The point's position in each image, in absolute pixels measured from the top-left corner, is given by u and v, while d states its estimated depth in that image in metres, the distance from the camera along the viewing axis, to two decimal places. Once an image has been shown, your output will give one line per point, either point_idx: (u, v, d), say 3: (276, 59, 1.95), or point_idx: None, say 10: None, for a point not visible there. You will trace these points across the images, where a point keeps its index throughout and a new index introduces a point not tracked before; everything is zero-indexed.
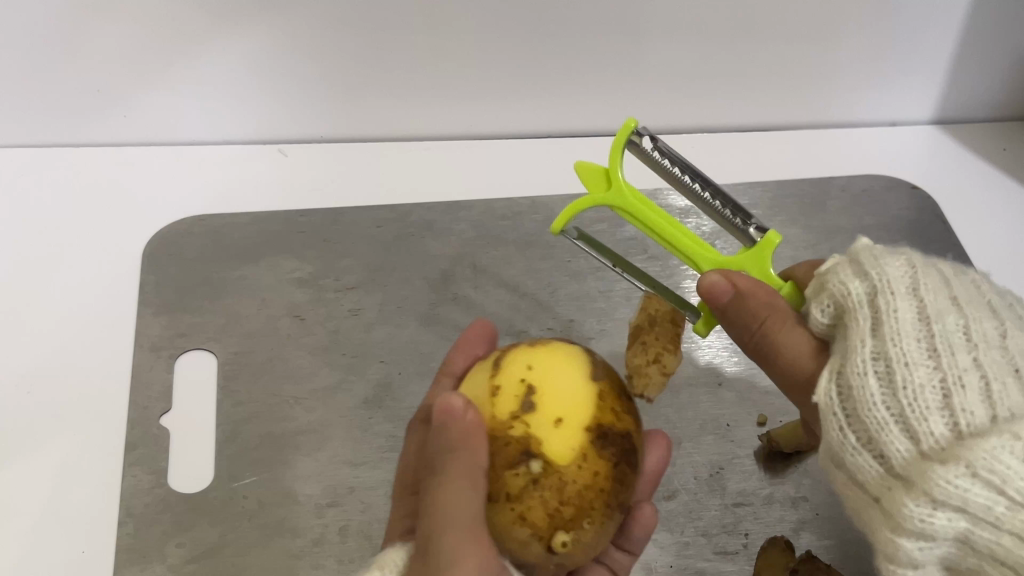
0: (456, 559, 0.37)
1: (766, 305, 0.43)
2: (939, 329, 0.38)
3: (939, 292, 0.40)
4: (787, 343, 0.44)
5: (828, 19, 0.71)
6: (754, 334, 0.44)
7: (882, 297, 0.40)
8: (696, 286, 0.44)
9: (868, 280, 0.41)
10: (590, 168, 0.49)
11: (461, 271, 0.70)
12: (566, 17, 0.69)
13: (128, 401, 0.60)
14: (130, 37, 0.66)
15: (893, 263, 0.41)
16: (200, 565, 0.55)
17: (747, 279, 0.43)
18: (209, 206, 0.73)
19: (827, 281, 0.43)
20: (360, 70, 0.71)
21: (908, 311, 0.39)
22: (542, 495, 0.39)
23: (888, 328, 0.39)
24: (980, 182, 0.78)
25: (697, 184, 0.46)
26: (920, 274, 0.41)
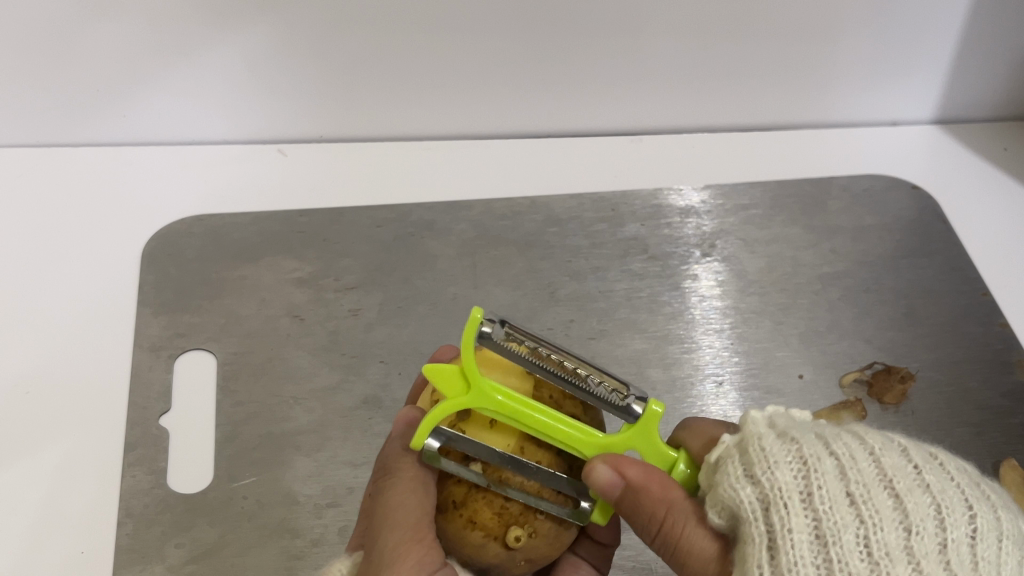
0: (400, 551, 0.41)
1: (663, 501, 0.38)
2: (836, 550, 0.33)
3: (835, 494, 0.34)
4: (692, 544, 0.38)
5: (827, 19, 0.71)
6: (658, 533, 0.39)
7: (775, 512, 0.34)
8: (585, 480, 0.39)
9: (758, 485, 0.36)
10: (441, 370, 0.40)
11: (461, 270, 0.70)
12: (565, 16, 0.69)
13: (127, 401, 0.60)
14: (129, 37, 0.66)
15: (784, 460, 0.36)
16: (199, 565, 0.55)
17: (638, 470, 0.38)
18: (209, 205, 0.73)
19: (717, 480, 0.37)
20: (359, 70, 0.71)
21: (803, 530, 0.34)
22: (484, 497, 0.40)
23: (784, 557, 0.33)
24: (981, 182, 0.78)
25: (569, 364, 0.39)
26: (813, 472, 0.35)
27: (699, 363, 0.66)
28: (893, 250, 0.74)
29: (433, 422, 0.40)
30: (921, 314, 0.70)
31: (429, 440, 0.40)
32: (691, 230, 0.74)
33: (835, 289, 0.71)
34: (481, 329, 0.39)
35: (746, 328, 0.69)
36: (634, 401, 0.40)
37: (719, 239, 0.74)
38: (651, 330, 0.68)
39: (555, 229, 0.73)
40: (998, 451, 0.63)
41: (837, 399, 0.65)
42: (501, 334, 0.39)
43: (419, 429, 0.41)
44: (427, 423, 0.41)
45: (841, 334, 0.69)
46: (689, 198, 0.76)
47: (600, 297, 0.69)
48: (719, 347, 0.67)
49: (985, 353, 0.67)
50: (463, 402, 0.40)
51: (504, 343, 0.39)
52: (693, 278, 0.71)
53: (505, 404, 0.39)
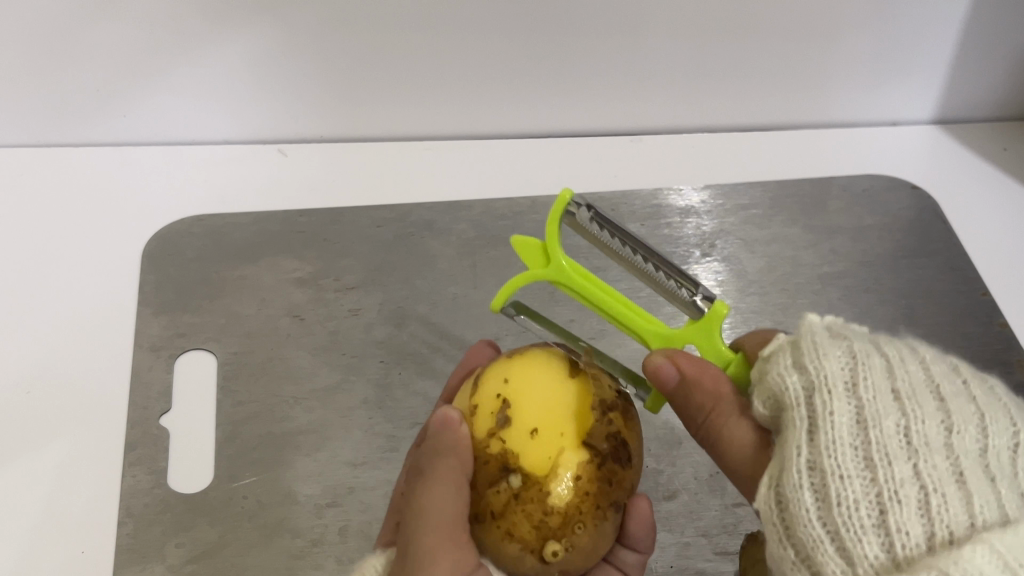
0: (435, 554, 0.39)
1: (712, 394, 0.41)
2: (876, 433, 0.34)
3: (881, 385, 0.36)
4: (734, 437, 0.40)
5: (826, 18, 0.71)
6: (703, 424, 0.42)
7: (819, 397, 0.36)
8: (642, 369, 0.43)
9: (807, 374, 0.37)
10: (529, 244, 0.46)
11: (461, 270, 0.70)
12: (565, 16, 0.69)
13: (128, 400, 0.60)
14: (127, 37, 0.66)
15: (834, 355, 0.37)
16: (199, 565, 0.55)
17: (692, 362, 0.41)
18: (209, 205, 0.73)
19: (766, 371, 0.39)
20: (358, 70, 0.71)
21: (845, 414, 0.35)
22: (525, 511, 0.41)
23: (823, 435, 0.35)
24: (981, 182, 0.78)
25: (640, 256, 0.44)
26: (861, 365, 0.37)
27: None
28: (893, 250, 0.74)
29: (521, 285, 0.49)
30: (921, 314, 0.70)
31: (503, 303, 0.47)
32: (691, 230, 0.74)
33: (834, 288, 0.71)
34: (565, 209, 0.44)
35: (746, 329, 0.69)
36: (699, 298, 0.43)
37: (719, 239, 0.74)
38: None
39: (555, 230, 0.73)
40: None
41: None
42: (585, 217, 0.44)
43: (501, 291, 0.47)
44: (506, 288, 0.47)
45: None
46: (689, 198, 0.76)
47: None
48: None
49: (985, 354, 0.68)
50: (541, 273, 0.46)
51: (586, 225, 0.45)
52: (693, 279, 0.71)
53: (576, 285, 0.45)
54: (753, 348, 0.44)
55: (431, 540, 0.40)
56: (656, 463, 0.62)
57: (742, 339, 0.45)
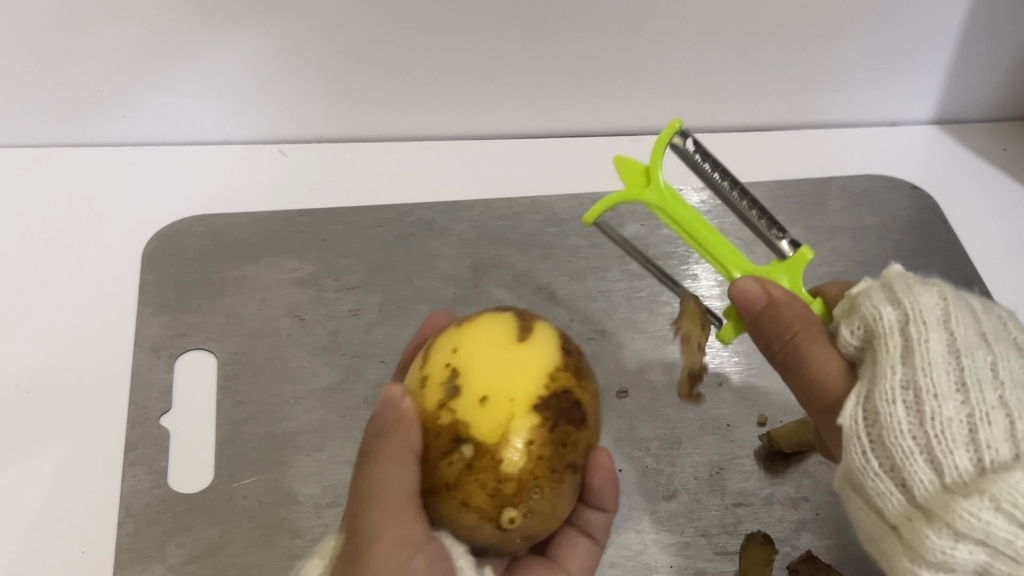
0: (381, 534, 0.40)
1: (801, 318, 0.43)
2: (969, 362, 0.38)
3: (969, 324, 0.39)
4: (818, 359, 0.42)
5: (827, 19, 0.71)
6: (783, 346, 0.43)
7: (915, 325, 0.39)
8: (730, 292, 0.44)
9: (900, 307, 0.40)
10: (629, 164, 0.51)
11: (461, 270, 0.70)
12: (565, 17, 0.69)
13: (128, 400, 0.60)
14: (129, 38, 0.66)
15: (926, 292, 0.41)
16: (199, 565, 0.55)
17: (781, 289, 0.43)
18: (209, 205, 0.73)
19: (859, 304, 0.42)
20: (360, 71, 0.71)
21: (940, 342, 0.38)
22: (477, 480, 0.42)
23: (920, 357, 0.38)
24: (981, 182, 0.78)
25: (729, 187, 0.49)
26: (952, 304, 0.40)
27: (699, 363, 0.67)
28: (892, 250, 0.74)
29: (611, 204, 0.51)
30: None
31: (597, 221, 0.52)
32: None
33: None
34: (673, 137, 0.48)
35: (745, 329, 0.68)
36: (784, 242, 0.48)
37: None
38: (651, 330, 0.68)
39: (555, 230, 0.73)
40: None
41: None
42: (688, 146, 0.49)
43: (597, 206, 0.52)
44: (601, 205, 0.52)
45: None
46: (689, 198, 0.76)
47: (600, 297, 0.70)
48: (719, 347, 0.68)
49: None
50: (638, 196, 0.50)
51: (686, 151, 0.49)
52: (692, 278, 0.71)
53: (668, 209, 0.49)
54: (835, 296, 0.48)
55: (379, 519, 0.41)
56: (656, 463, 0.62)
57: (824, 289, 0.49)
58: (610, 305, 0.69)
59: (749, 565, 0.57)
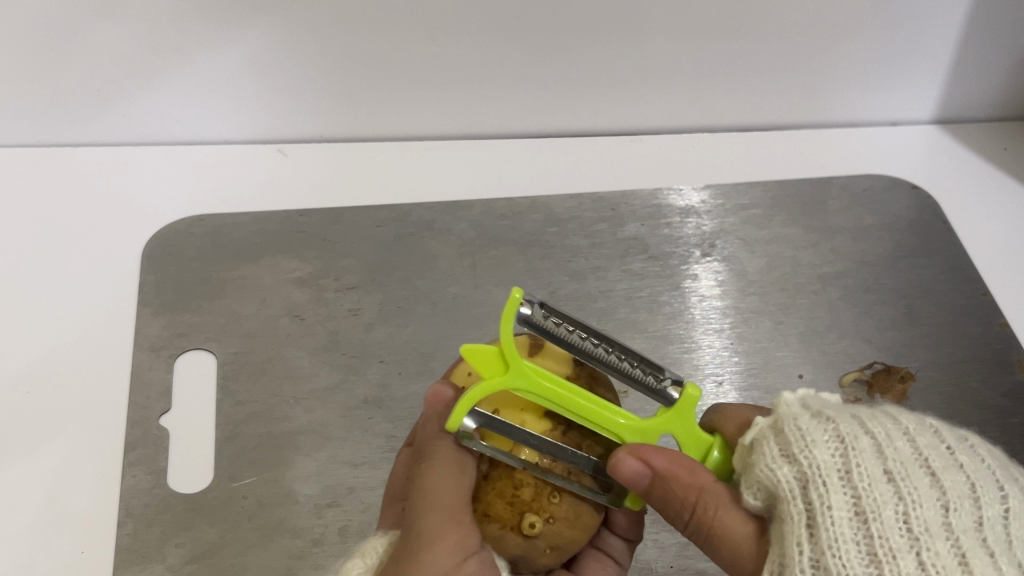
0: (439, 538, 0.39)
1: (692, 487, 0.39)
2: (877, 526, 0.34)
3: (873, 471, 0.35)
4: (726, 529, 0.39)
5: (827, 19, 0.71)
6: (689, 518, 0.40)
7: (814, 490, 0.35)
8: (612, 473, 0.40)
9: (796, 464, 0.37)
10: (482, 351, 0.41)
11: (461, 270, 0.70)
12: (565, 18, 0.69)
13: (128, 400, 0.60)
14: (129, 37, 0.66)
15: (821, 441, 0.37)
16: (199, 565, 0.55)
17: (663, 456, 0.39)
18: (209, 205, 0.73)
19: (753, 464, 0.38)
20: (360, 71, 0.71)
21: (842, 508, 0.35)
22: (494, 489, 0.42)
23: (824, 533, 0.34)
24: (981, 182, 0.78)
25: (601, 347, 0.39)
26: (851, 450, 0.36)
27: (699, 363, 0.66)
28: (893, 250, 0.74)
29: (470, 402, 0.41)
30: (921, 313, 0.70)
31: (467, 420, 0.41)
32: (691, 230, 0.74)
33: (834, 288, 0.71)
34: (520, 311, 0.39)
35: (745, 328, 0.69)
36: (670, 385, 0.41)
37: (719, 239, 0.74)
38: (651, 330, 0.68)
39: (555, 229, 0.73)
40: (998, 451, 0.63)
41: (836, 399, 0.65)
42: (540, 316, 0.39)
43: (456, 410, 0.41)
44: (462, 405, 0.41)
45: (842, 333, 0.69)
46: (689, 198, 0.76)
47: (600, 297, 0.69)
48: (719, 346, 0.67)
49: (985, 353, 0.67)
50: (502, 383, 0.40)
51: (544, 324, 0.39)
52: (692, 278, 0.71)
53: (542, 390, 0.40)
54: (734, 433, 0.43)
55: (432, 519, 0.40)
56: None
57: (722, 415, 0.44)
58: (610, 305, 0.69)
59: None
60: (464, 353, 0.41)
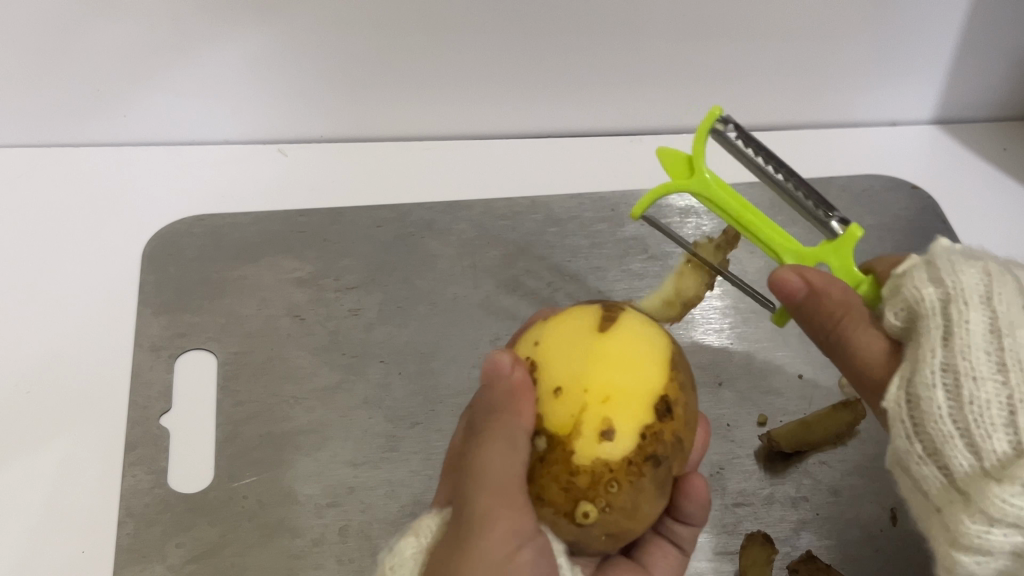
0: (492, 520, 0.39)
1: (843, 303, 0.43)
2: (1009, 341, 0.37)
3: (1015, 300, 0.38)
4: (860, 341, 0.43)
5: (827, 20, 0.71)
6: (829, 331, 0.44)
7: (955, 305, 0.39)
8: (770, 279, 0.43)
9: (942, 285, 0.40)
10: (674, 155, 0.49)
11: (461, 270, 0.70)
12: (564, 20, 0.69)
13: (128, 400, 0.60)
14: (129, 38, 0.66)
15: (969, 269, 0.40)
16: (199, 565, 0.55)
17: (819, 275, 0.42)
18: (209, 206, 0.73)
19: (901, 284, 0.42)
20: (361, 71, 0.71)
21: (980, 322, 0.38)
22: (550, 474, 0.41)
23: (960, 340, 0.38)
24: (981, 182, 0.78)
25: (776, 169, 0.46)
26: (996, 281, 0.39)
27: (699, 363, 0.66)
28: (892, 250, 0.74)
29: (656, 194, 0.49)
30: None
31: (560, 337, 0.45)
32: (690, 230, 0.74)
33: None
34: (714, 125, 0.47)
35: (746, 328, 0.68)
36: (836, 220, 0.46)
37: None
38: None
39: (555, 229, 0.73)
40: None
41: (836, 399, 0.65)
42: (730, 130, 0.47)
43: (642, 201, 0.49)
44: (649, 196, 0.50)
45: None
46: (689, 198, 0.76)
47: (600, 297, 0.70)
48: (719, 346, 0.67)
49: None
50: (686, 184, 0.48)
51: (728, 138, 0.47)
52: None
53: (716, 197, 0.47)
54: (885, 270, 0.46)
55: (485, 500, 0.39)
56: None
57: (873, 261, 0.47)
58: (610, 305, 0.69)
59: (749, 564, 0.56)
60: (658, 157, 0.50)
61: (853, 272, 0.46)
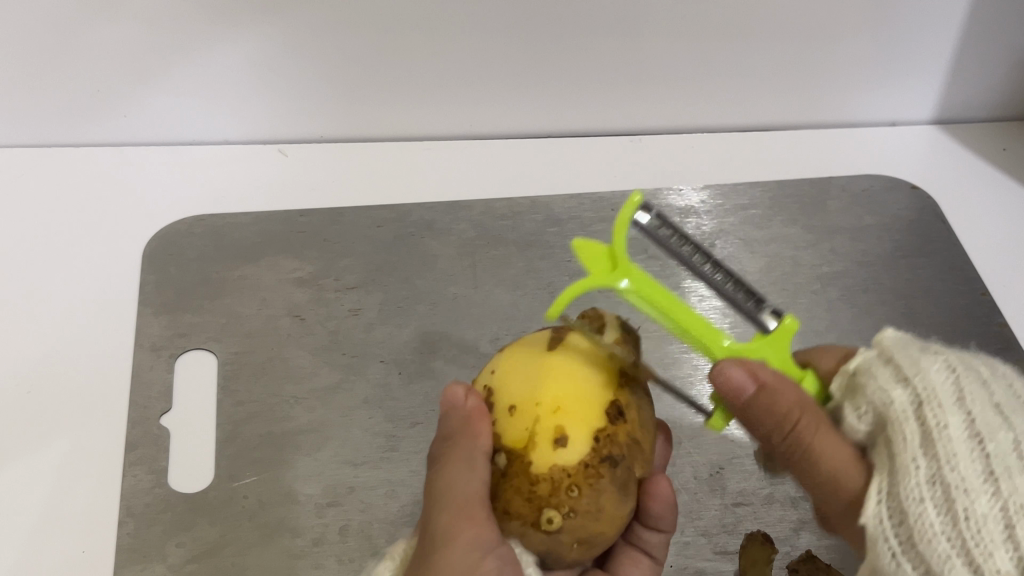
0: (452, 536, 0.40)
1: (797, 404, 0.39)
2: (992, 446, 0.36)
3: (983, 400, 0.37)
4: (826, 448, 0.40)
5: (826, 20, 0.71)
6: (786, 434, 0.40)
7: (930, 409, 0.37)
8: (715, 378, 0.40)
9: (910, 386, 0.38)
10: (592, 248, 0.42)
11: (461, 270, 0.70)
12: (564, 19, 0.69)
13: (128, 400, 0.60)
14: (129, 37, 0.66)
15: (934, 366, 0.38)
16: (199, 565, 0.55)
17: (770, 372, 0.40)
18: (209, 206, 0.73)
19: (864, 385, 0.40)
20: (361, 71, 0.71)
21: (959, 427, 0.36)
22: (512, 485, 0.41)
23: (942, 448, 0.36)
24: (981, 182, 0.78)
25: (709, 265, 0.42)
26: (963, 379, 0.38)
27: None
28: (892, 250, 0.74)
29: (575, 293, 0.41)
30: (920, 313, 0.70)
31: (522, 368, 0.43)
32: (691, 230, 0.74)
33: (834, 288, 0.71)
34: (637, 214, 0.41)
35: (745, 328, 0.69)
36: (767, 313, 0.42)
37: (718, 239, 0.74)
38: None
39: (555, 229, 0.73)
40: None
41: None
42: (655, 223, 0.42)
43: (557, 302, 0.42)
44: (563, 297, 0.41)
45: (841, 333, 0.69)
46: (689, 198, 0.76)
47: None
48: None
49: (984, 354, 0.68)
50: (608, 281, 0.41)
51: (655, 229, 0.42)
52: (693, 278, 0.71)
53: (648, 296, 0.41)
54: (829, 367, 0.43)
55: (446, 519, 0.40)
56: None
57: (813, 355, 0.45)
58: None
59: (750, 564, 0.58)
60: (574, 250, 0.42)
61: (794, 367, 0.43)
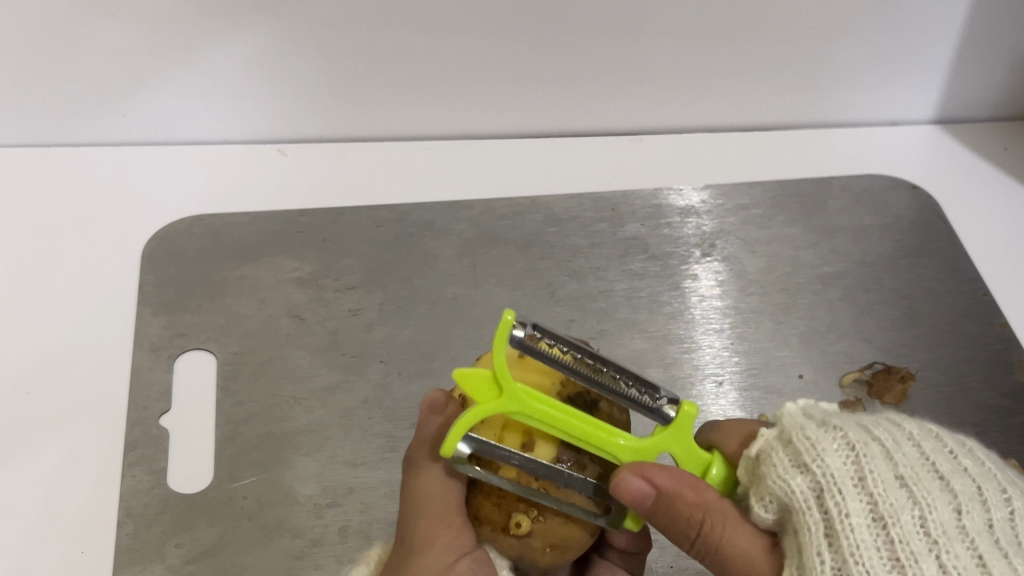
0: (430, 539, 0.41)
1: (698, 505, 0.39)
2: (896, 531, 0.34)
3: (886, 477, 0.35)
4: (735, 545, 0.38)
5: (826, 20, 0.71)
6: (696, 538, 0.39)
7: (830, 498, 0.35)
8: (615, 494, 0.39)
9: (810, 473, 0.36)
10: (473, 375, 0.40)
11: (462, 270, 0.70)
12: (565, 19, 0.69)
13: (128, 400, 0.60)
14: (129, 37, 0.66)
15: (831, 449, 0.37)
16: (199, 565, 0.55)
17: (668, 475, 0.38)
18: (209, 205, 0.73)
19: (765, 473, 0.38)
20: (361, 70, 0.71)
21: (860, 514, 0.35)
22: (482, 492, 0.42)
23: (845, 541, 0.34)
24: (982, 182, 0.78)
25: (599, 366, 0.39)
26: (863, 457, 0.36)
27: (699, 363, 0.66)
28: (893, 250, 0.74)
29: (463, 428, 0.39)
30: (921, 313, 0.70)
31: (461, 445, 0.39)
32: (691, 230, 0.74)
33: (834, 289, 0.71)
34: (513, 333, 0.38)
35: (746, 328, 0.69)
36: (666, 404, 0.40)
37: (719, 239, 0.74)
38: (651, 330, 0.68)
39: (555, 229, 0.73)
40: (998, 450, 0.63)
41: (837, 400, 0.65)
42: (535, 337, 0.38)
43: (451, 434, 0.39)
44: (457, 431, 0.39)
45: (842, 334, 0.69)
46: (689, 198, 0.76)
47: (601, 297, 0.70)
48: (719, 347, 0.67)
49: (986, 353, 0.67)
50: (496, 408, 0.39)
51: (537, 345, 0.38)
52: (693, 278, 0.71)
53: (538, 415, 0.39)
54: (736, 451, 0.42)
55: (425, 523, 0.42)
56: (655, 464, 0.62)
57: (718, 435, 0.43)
58: (611, 305, 0.69)
59: None
60: (459, 380, 0.40)
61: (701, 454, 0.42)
